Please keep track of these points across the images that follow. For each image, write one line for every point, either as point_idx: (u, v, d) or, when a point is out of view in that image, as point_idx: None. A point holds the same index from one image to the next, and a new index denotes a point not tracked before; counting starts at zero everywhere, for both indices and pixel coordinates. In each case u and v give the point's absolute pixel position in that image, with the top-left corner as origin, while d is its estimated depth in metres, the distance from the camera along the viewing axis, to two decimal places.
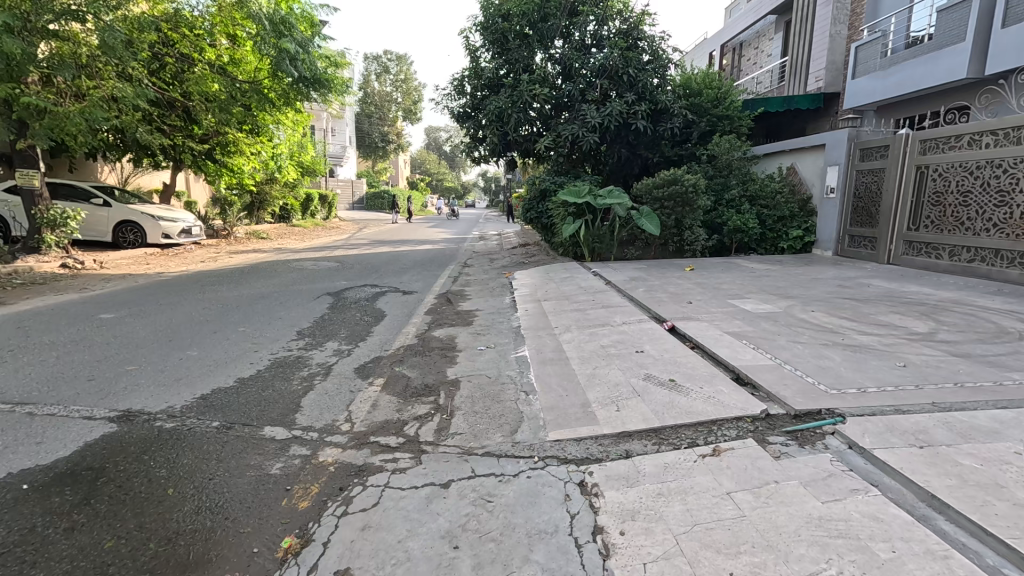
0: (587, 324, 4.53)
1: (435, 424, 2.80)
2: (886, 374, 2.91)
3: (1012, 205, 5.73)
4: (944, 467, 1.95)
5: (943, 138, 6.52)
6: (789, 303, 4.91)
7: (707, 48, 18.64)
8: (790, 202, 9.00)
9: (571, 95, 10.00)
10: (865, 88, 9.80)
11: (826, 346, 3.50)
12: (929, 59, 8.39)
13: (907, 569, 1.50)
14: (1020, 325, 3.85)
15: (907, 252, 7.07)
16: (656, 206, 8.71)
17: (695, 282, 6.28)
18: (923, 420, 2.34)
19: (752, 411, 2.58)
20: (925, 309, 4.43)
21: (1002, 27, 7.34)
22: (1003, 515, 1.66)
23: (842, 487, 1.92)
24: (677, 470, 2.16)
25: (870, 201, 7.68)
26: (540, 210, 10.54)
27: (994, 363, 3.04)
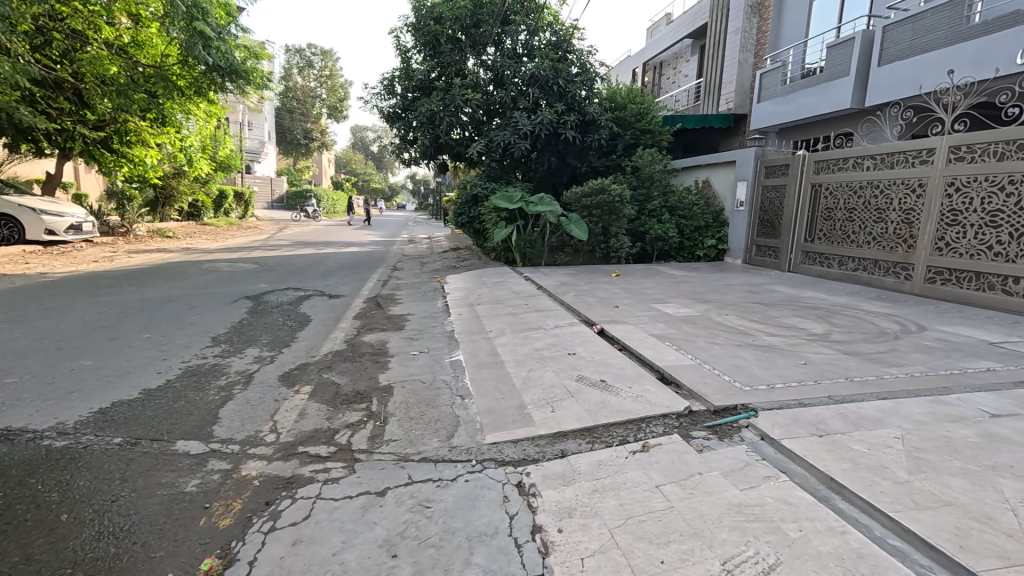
0: (520, 328, 4.59)
1: (367, 431, 2.71)
2: (790, 372, 3.22)
3: (887, 221, 6.46)
4: (841, 453, 2.19)
5: (834, 159, 7.29)
6: (706, 307, 5.27)
7: (630, 65, 19.68)
8: (705, 212, 9.67)
9: (502, 101, 10.15)
10: (769, 111, 10.76)
11: (739, 347, 3.79)
12: (821, 89, 9.38)
13: (813, 546, 1.66)
14: (895, 325, 4.41)
15: (804, 261, 7.83)
16: (584, 213, 9.04)
17: (621, 287, 6.57)
18: (822, 411, 2.61)
19: (677, 407, 2.75)
20: (821, 312, 4.95)
21: (879, 64, 8.39)
22: (888, 492, 1.89)
23: (756, 475, 2.10)
24: (610, 467, 2.25)
25: (774, 214, 8.45)
26: (472, 214, 10.58)
27: (877, 360, 3.45)
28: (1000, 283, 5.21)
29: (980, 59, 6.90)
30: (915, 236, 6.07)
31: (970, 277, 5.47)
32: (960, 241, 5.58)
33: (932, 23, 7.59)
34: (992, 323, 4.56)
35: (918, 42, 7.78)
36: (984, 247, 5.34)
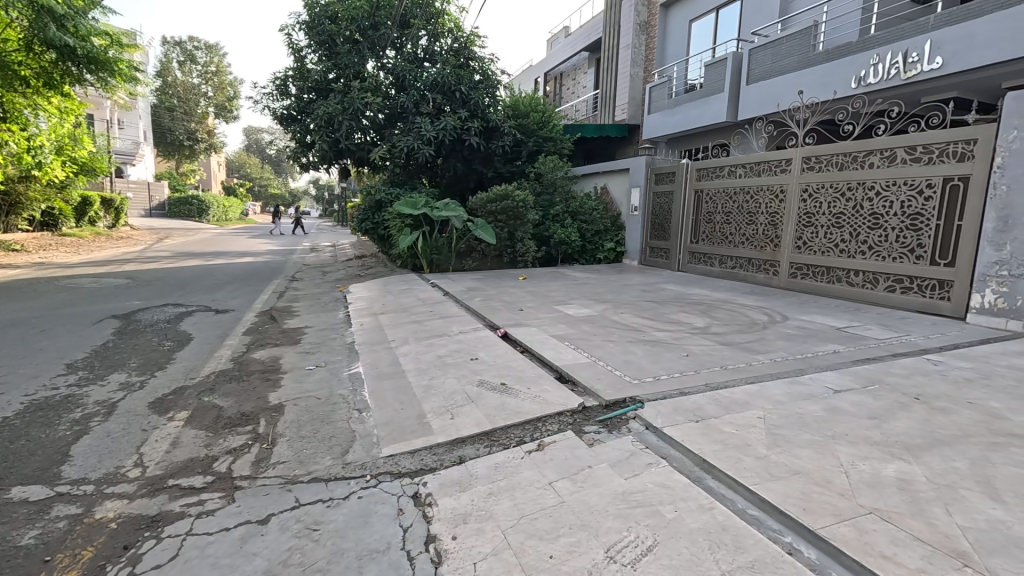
0: (424, 336, 4.52)
1: (252, 455, 2.52)
2: (674, 364, 3.48)
3: (757, 223, 7.22)
4: (713, 435, 2.40)
5: (712, 167, 8.02)
6: (604, 306, 5.55)
7: (532, 74, 20.30)
8: (604, 217, 10.21)
9: (404, 106, 9.99)
10: (658, 122, 11.57)
11: (632, 343, 4.04)
12: (701, 103, 10.28)
13: (686, 524, 1.80)
14: (763, 316, 4.95)
15: (691, 261, 8.53)
16: (489, 219, 9.14)
17: (527, 291, 6.72)
18: (699, 399, 2.85)
19: (571, 405, 2.86)
20: (704, 307, 5.41)
21: (748, 83, 9.36)
22: (749, 467, 2.11)
23: (641, 463, 2.24)
24: (506, 469, 2.28)
25: (664, 218, 9.12)
26: (376, 220, 10.28)
27: (747, 348, 3.84)
28: (845, 276, 6.02)
29: (824, 82, 7.97)
30: (779, 236, 6.85)
31: (823, 271, 6.27)
32: (814, 240, 6.37)
33: (787, 49, 8.66)
34: (839, 311, 5.26)
35: (777, 64, 8.81)
36: (832, 245, 6.15)
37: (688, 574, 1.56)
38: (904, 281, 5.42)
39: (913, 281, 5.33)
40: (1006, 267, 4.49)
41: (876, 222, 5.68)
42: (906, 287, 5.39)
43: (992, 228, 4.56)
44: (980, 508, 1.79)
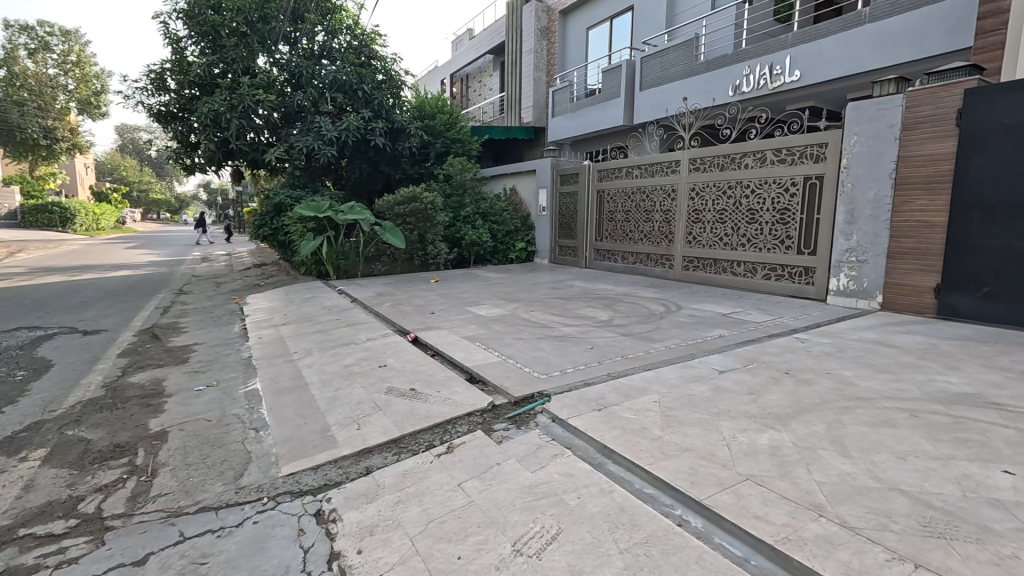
0: (330, 346, 4.33)
1: (127, 490, 2.26)
2: (579, 357, 3.63)
3: (653, 220, 7.72)
4: (614, 421, 2.54)
5: (612, 168, 8.45)
6: (515, 305, 5.65)
7: (438, 76, 20.13)
8: (513, 217, 10.40)
9: (301, 105, 9.47)
10: (562, 125, 11.98)
11: (540, 339, 4.15)
12: (600, 107, 10.82)
13: (588, 509, 1.88)
14: (661, 307, 5.31)
15: (597, 258, 8.95)
16: (398, 221, 8.94)
17: (439, 293, 6.66)
18: (602, 388, 3.00)
19: (481, 404, 2.88)
20: (608, 301, 5.70)
21: (641, 89, 9.98)
22: (645, 449, 2.25)
23: (547, 455, 2.31)
24: (415, 475, 2.25)
25: (571, 218, 9.49)
26: (275, 225, 9.66)
27: (645, 337, 4.11)
28: (730, 267, 6.61)
29: (706, 90, 8.72)
30: (673, 232, 7.37)
31: (711, 263, 6.85)
32: (703, 235, 6.93)
33: (673, 58, 9.35)
34: (725, 298, 5.78)
35: (666, 73, 9.49)
36: (718, 239, 6.74)
37: (589, 557, 1.64)
38: (777, 269, 6.07)
39: (784, 269, 5.99)
40: (855, 254, 5.19)
41: (752, 217, 6.30)
42: (779, 274, 6.05)
43: (843, 220, 5.26)
44: (833, 464, 2.06)
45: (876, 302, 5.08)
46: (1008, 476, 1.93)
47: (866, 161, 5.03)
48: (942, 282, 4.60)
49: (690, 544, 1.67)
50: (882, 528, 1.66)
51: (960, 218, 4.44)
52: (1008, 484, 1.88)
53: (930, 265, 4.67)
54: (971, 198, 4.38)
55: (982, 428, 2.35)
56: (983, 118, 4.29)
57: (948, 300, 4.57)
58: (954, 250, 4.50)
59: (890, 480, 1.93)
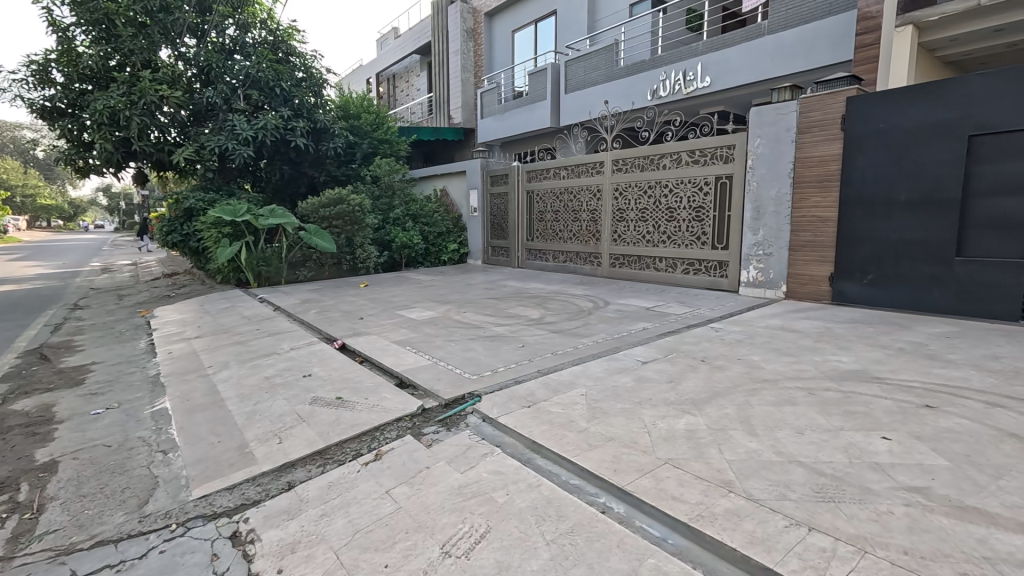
0: (249, 357, 4.09)
1: (6, 532, 2.01)
2: (511, 355, 3.66)
3: (581, 219, 7.94)
4: (542, 417, 2.59)
5: (540, 170, 8.60)
6: (446, 307, 5.61)
7: (362, 75, 19.57)
8: (444, 219, 10.32)
9: (212, 102, 8.84)
10: (490, 126, 12.06)
11: (472, 340, 4.16)
12: (528, 109, 11.01)
13: (516, 505, 1.91)
14: (589, 303, 5.48)
15: (528, 258, 9.09)
16: (324, 224, 8.60)
17: (368, 298, 6.48)
18: (532, 385, 3.05)
19: (410, 409, 2.83)
20: (539, 300, 5.80)
21: (566, 91, 10.27)
22: (571, 441, 2.31)
23: (477, 454, 2.32)
24: (341, 485, 2.18)
25: (502, 218, 9.57)
26: (186, 231, 8.99)
27: (574, 333, 4.22)
28: (653, 263, 6.93)
29: (626, 94, 9.14)
30: (599, 231, 7.62)
31: (635, 260, 7.15)
32: (627, 233, 7.22)
33: (595, 63, 9.69)
34: (649, 293, 6.07)
35: (589, 77, 9.83)
36: (641, 236, 7.03)
37: (517, 552, 1.65)
38: (694, 264, 6.43)
39: (701, 263, 6.36)
40: (762, 248, 5.62)
41: (670, 215, 6.63)
42: (696, 269, 6.42)
43: (750, 217, 5.68)
44: (741, 443, 2.21)
45: (780, 291, 5.54)
46: (886, 441, 2.17)
47: (768, 162, 5.46)
48: (836, 271, 5.10)
49: (612, 530, 1.73)
50: (782, 497, 1.81)
51: (846, 214, 4.96)
52: (885, 448, 2.11)
53: (824, 256, 5.16)
54: (855, 195, 4.90)
55: (866, 400, 2.63)
56: (862, 124, 4.80)
57: (840, 287, 5.09)
58: (843, 243, 5.01)
59: (789, 453, 2.11)
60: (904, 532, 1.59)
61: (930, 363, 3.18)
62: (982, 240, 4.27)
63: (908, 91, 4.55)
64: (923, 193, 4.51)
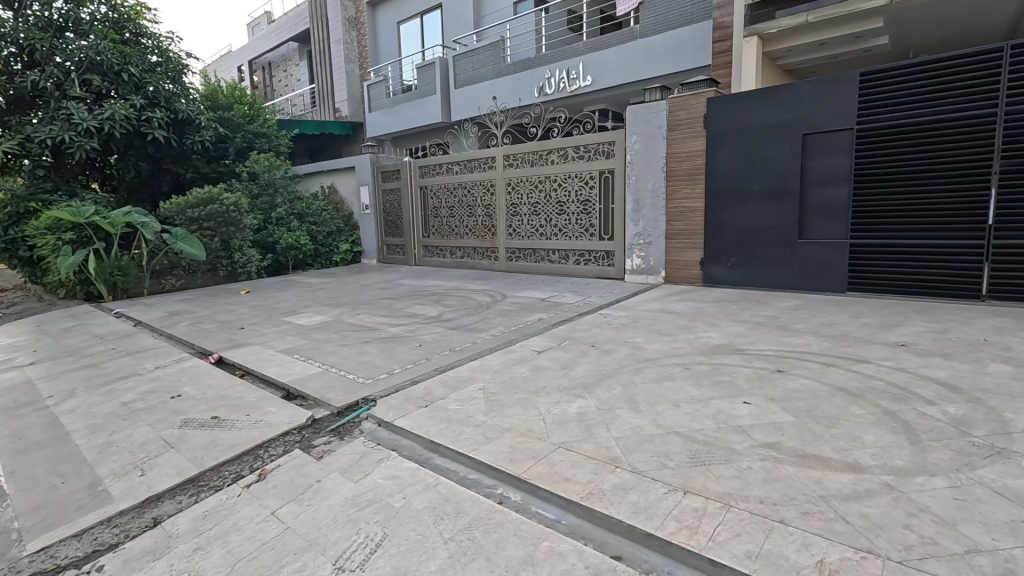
0: (102, 382, 3.55)
1: None
2: (407, 356, 3.58)
3: (476, 215, 7.98)
4: (439, 415, 2.56)
5: (432, 165, 8.50)
6: (338, 310, 5.35)
7: (232, 62, 17.86)
8: (334, 218, 9.82)
9: (40, 87, 7.50)
10: (379, 120, 11.69)
11: (366, 342, 4.01)
12: (417, 104, 10.81)
13: (413, 507, 1.87)
14: (487, 298, 5.52)
15: (426, 255, 8.96)
16: (192, 227, 7.69)
17: (251, 305, 5.97)
18: (429, 384, 3.00)
19: (298, 421, 2.66)
20: (437, 297, 5.74)
21: (455, 87, 10.25)
22: (469, 436, 2.31)
23: (371, 461, 2.24)
24: (218, 514, 1.98)
25: (395, 216, 9.32)
26: (13, 239, 7.56)
27: (472, 328, 4.24)
28: (547, 255, 7.16)
29: (514, 91, 9.34)
30: (495, 226, 7.71)
31: (530, 253, 7.33)
32: (521, 227, 7.37)
33: (483, 59, 9.80)
34: (543, 284, 6.26)
35: (477, 72, 9.91)
36: (534, 229, 7.22)
37: (415, 555, 1.62)
38: (584, 254, 6.74)
39: (590, 254, 6.68)
40: (643, 237, 6.03)
41: (561, 209, 6.87)
42: (587, 259, 6.72)
43: (631, 209, 6.06)
44: (627, 421, 2.36)
45: (660, 277, 5.99)
46: (746, 405, 2.45)
47: (644, 157, 5.88)
48: (705, 256, 5.65)
49: (509, 519, 1.77)
50: (662, 467, 1.96)
51: (712, 204, 5.51)
52: (746, 411, 2.38)
53: (696, 244, 5.69)
54: (718, 187, 5.46)
55: (731, 370, 2.95)
56: (720, 123, 5.35)
57: (709, 270, 5.65)
58: (711, 230, 5.56)
59: (667, 425, 2.30)
60: (760, 483, 1.80)
61: (781, 332, 3.64)
62: (817, 224, 4.97)
63: (755, 94, 5.14)
64: (771, 184, 5.15)
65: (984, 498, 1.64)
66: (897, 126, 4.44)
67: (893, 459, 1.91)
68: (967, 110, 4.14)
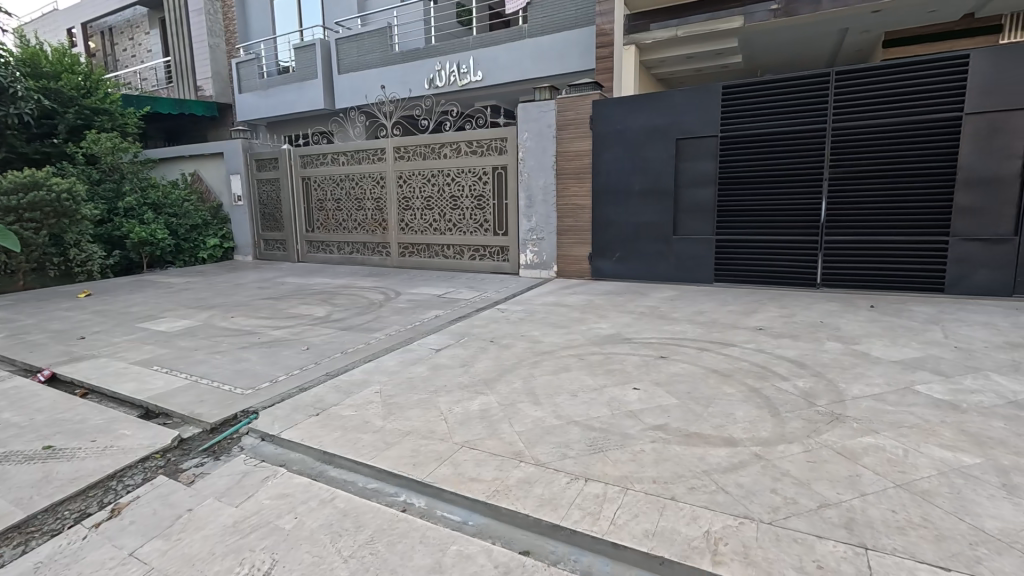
0: None
1: None
2: (293, 361, 3.29)
3: (365, 209, 7.61)
4: (332, 423, 2.38)
5: (315, 155, 7.93)
6: (208, 313, 4.78)
7: (58, 22, 15.04)
8: (198, 210, 8.73)
9: None
10: (251, 103, 10.66)
11: (244, 348, 3.62)
12: (296, 88, 10.02)
13: (307, 527, 1.72)
14: (380, 296, 5.29)
15: (310, 251, 8.36)
16: (9, 218, 6.20)
17: (93, 311, 5.09)
18: (319, 391, 2.79)
19: (161, 443, 2.31)
20: (324, 296, 5.37)
21: (339, 72, 9.69)
22: (366, 443, 2.18)
23: (254, 482, 2.02)
24: (56, 564, 1.64)
25: (273, 208, 8.56)
26: None
27: (364, 328, 4.03)
28: (441, 250, 7.05)
29: (403, 81, 9.07)
30: (386, 220, 7.42)
31: (424, 248, 7.17)
32: (414, 221, 7.18)
33: (369, 45, 9.38)
34: (438, 280, 6.15)
35: (363, 58, 9.48)
36: (428, 224, 7.06)
37: None
38: (479, 250, 6.74)
39: (484, 249, 6.70)
40: (536, 233, 6.20)
41: (454, 204, 6.80)
42: (482, 255, 6.74)
43: (524, 205, 6.19)
44: (528, 414, 2.40)
45: (552, 271, 6.21)
46: (636, 391, 2.61)
47: (535, 154, 6.02)
48: (593, 251, 5.95)
49: (413, 527, 1.70)
50: (564, 457, 2.02)
51: (599, 202, 5.81)
52: (636, 397, 2.55)
53: (585, 239, 5.97)
54: (603, 186, 5.78)
55: (622, 358, 3.13)
56: (605, 125, 5.66)
57: (597, 264, 5.96)
58: (598, 227, 5.87)
59: (567, 415, 2.37)
60: (652, 464, 1.93)
61: (662, 321, 3.95)
62: (689, 221, 5.47)
63: (636, 99, 5.49)
64: (650, 184, 5.56)
65: (829, 459, 1.91)
66: (751, 135, 5.06)
67: (760, 431, 2.15)
68: (804, 125, 4.83)
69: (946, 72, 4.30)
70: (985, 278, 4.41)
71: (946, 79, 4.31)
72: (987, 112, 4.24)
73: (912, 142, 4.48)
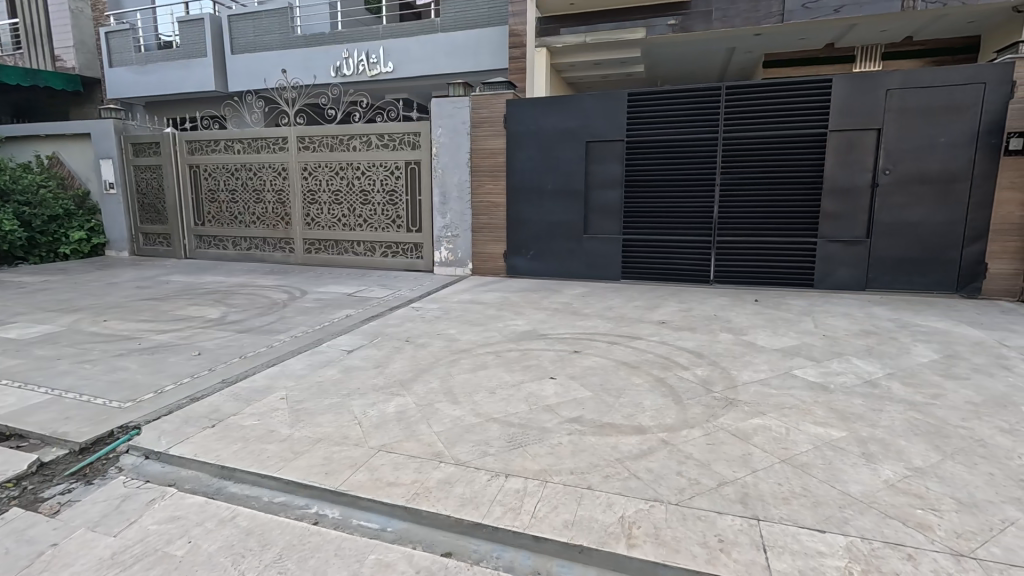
0: None
1: None
2: (182, 368, 2.97)
3: (265, 202, 7.06)
4: (231, 435, 2.18)
5: (205, 141, 7.22)
6: (73, 317, 4.16)
7: None
8: (59, 199, 7.57)
9: None
10: (126, 79, 9.47)
11: (120, 356, 3.19)
12: (181, 66, 9.05)
13: (203, 551, 1.56)
14: (283, 295, 4.93)
15: (199, 246, 7.59)
16: None
17: None
18: (215, 400, 2.54)
19: (14, 469, 1.97)
20: (218, 296, 4.90)
21: (232, 52, 8.91)
22: (272, 454, 2.02)
23: (137, 505, 1.79)
24: None
25: (154, 198, 7.66)
26: None
27: (266, 330, 3.74)
28: (350, 247, 6.74)
29: (306, 66, 8.55)
30: (289, 214, 6.94)
31: (332, 244, 6.81)
32: (321, 216, 6.79)
33: (267, 25, 8.71)
34: (348, 278, 5.88)
35: (260, 39, 8.79)
36: (336, 219, 6.72)
37: None
38: (391, 247, 6.54)
39: (397, 246, 6.51)
40: (450, 230, 6.13)
41: (365, 198, 6.53)
42: (394, 252, 6.54)
43: (438, 202, 6.10)
44: (447, 414, 2.36)
45: (467, 268, 6.18)
46: (553, 385, 2.68)
47: (449, 150, 5.95)
48: (508, 248, 6.01)
49: (327, 540, 1.60)
50: (484, 454, 2.01)
51: (513, 200, 5.88)
52: (552, 391, 2.61)
53: (500, 237, 6.01)
54: (518, 185, 5.86)
55: (538, 354, 3.19)
56: (519, 124, 5.73)
57: (511, 262, 6.03)
58: (513, 225, 5.94)
59: (486, 413, 2.37)
60: (570, 456, 1.99)
61: (575, 317, 4.09)
62: (598, 221, 5.72)
63: (548, 101, 5.62)
64: (562, 184, 5.72)
65: (726, 440, 2.09)
66: (654, 141, 5.39)
67: (666, 418, 2.30)
68: (700, 134, 5.25)
69: (815, 94, 4.88)
70: (844, 275, 5.08)
71: (815, 100, 4.89)
72: (846, 131, 4.88)
73: (789, 154, 5.03)
